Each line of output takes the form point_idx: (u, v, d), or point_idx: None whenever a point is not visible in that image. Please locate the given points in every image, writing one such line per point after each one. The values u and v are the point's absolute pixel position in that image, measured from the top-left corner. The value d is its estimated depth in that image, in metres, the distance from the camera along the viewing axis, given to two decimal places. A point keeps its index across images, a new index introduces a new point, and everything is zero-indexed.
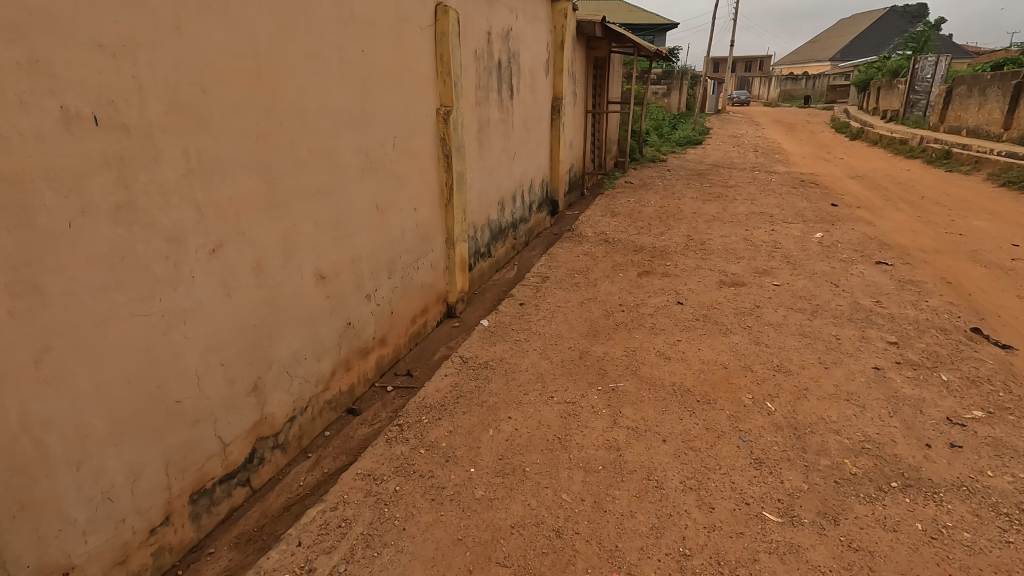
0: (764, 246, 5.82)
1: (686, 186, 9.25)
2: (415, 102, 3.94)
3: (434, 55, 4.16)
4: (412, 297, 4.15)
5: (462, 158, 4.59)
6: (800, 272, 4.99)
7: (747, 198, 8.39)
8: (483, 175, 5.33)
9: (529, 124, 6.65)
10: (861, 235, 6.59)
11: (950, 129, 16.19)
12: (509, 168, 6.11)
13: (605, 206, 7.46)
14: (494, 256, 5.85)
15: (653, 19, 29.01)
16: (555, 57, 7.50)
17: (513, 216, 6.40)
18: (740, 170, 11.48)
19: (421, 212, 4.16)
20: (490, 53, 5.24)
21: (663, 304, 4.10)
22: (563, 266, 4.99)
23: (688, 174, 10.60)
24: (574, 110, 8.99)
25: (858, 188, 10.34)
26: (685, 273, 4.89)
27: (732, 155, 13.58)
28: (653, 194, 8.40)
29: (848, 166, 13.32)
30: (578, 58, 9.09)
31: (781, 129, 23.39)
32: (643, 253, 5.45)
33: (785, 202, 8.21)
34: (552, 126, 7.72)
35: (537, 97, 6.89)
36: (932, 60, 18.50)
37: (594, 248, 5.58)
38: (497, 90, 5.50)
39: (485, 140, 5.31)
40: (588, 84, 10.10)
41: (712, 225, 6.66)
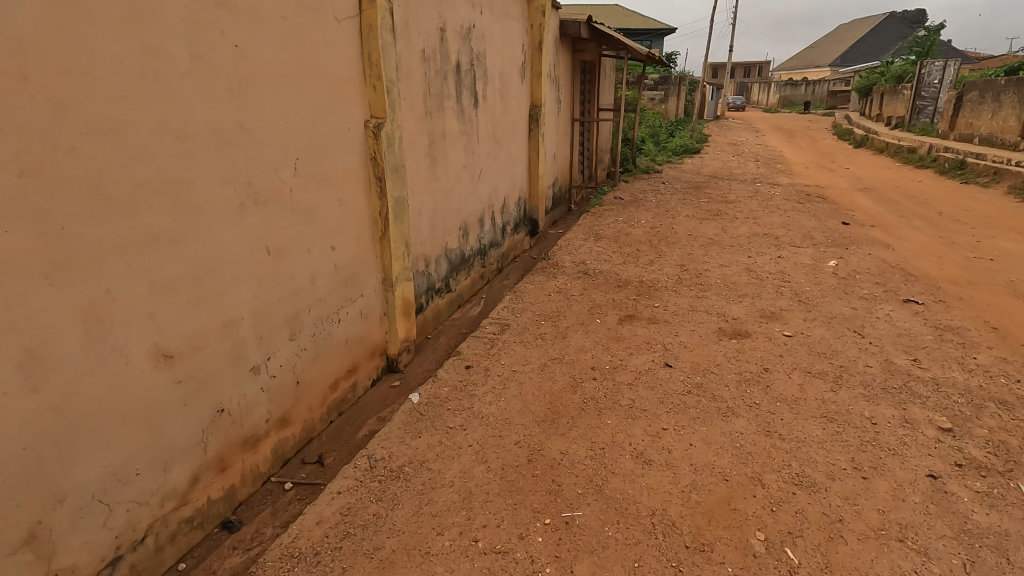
0: (769, 279, 4.99)
1: (681, 202, 8.42)
2: (330, 113, 3.11)
3: (359, 54, 3.33)
4: (332, 357, 3.31)
5: (402, 181, 3.76)
6: (814, 315, 4.15)
7: (749, 216, 7.55)
8: (437, 198, 4.49)
9: (499, 136, 5.82)
10: (881, 263, 5.74)
11: (960, 136, 15.40)
12: (474, 187, 5.29)
13: (589, 227, 6.62)
14: (454, 292, 5.01)
15: (649, 25, 28.35)
16: (532, 60, 6.68)
17: (480, 242, 5.57)
18: (740, 183, 10.64)
19: (342, 252, 3.31)
20: (443, 53, 4.42)
21: (646, 367, 3.25)
22: (530, 309, 4.14)
23: (684, 187, 9.78)
24: (557, 118, 8.18)
25: (870, 203, 9.50)
26: (676, 318, 4.05)
27: (731, 165, 12.75)
28: (645, 212, 7.56)
29: (855, 177, 12.49)
30: (562, 61, 8.26)
31: (782, 136, 22.61)
32: (627, 289, 4.60)
33: (791, 221, 7.37)
34: (530, 136, 6.90)
35: (509, 106, 6.07)
36: (940, 65, 17.71)
37: (571, 282, 4.73)
38: (455, 97, 4.68)
39: (438, 157, 4.48)
40: (574, 90, 9.30)
41: (709, 251, 5.82)
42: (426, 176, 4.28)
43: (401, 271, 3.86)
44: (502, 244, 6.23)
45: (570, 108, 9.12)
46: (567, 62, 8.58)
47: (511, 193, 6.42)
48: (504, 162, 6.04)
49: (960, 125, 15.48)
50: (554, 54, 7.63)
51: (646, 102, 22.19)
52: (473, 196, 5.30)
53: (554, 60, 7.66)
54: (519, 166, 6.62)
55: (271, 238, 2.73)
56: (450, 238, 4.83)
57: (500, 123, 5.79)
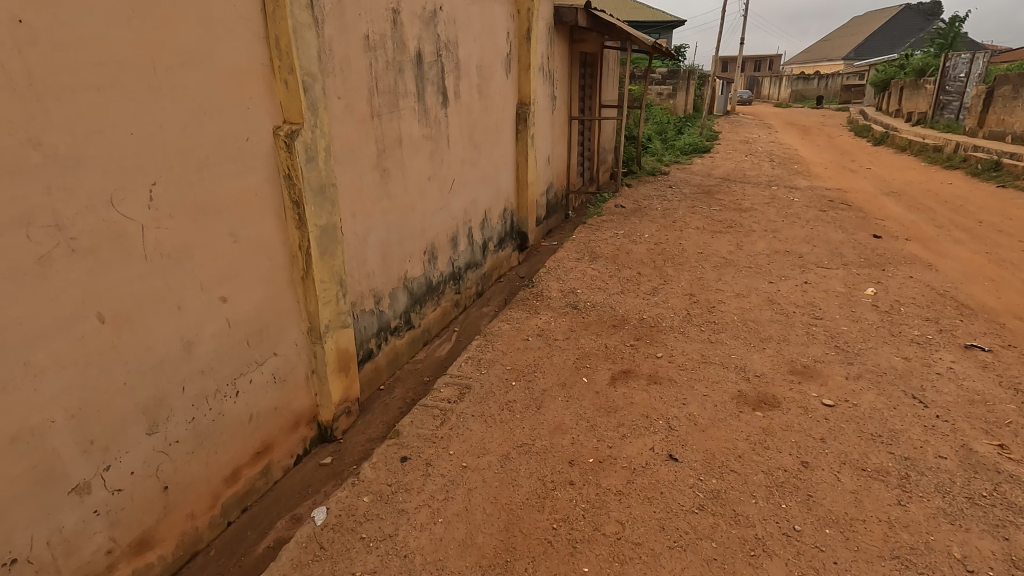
0: (796, 314, 4.13)
1: (690, 210, 7.53)
2: (213, 118, 2.29)
3: (262, 39, 2.51)
4: (226, 443, 2.50)
5: (333, 204, 2.94)
6: (858, 371, 3.30)
7: (767, 228, 6.69)
8: (389, 219, 3.67)
9: (477, 140, 4.98)
10: (927, 290, 4.87)
11: (991, 135, 14.37)
12: (443, 202, 4.46)
13: (583, 244, 5.77)
14: (417, 329, 4.20)
15: (657, 17, 27.36)
16: (519, 51, 5.83)
17: (453, 265, 4.74)
18: (755, 187, 9.73)
19: (239, 302, 2.50)
20: (397, 41, 3.59)
21: (643, 461, 2.43)
22: (500, 361, 3.32)
23: (693, 192, 8.90)
24: (551, 117, 7.32)
25: (900, 210, 8.58)
26: (684, 375, 3.21)
27: (744, 166, 11.82)
28: (648, 224, 6.70)
29: (879, 179, 11.53)
30: (557, 52, 7.39)
31: (796, 133, 21.59)
32: (624, 330, 3.77)
33: (816, 235, 6.49)
34: (518, 138, 6.06)
35: (490, 104, 5.22)
36: (968, 57, 16.63)
37: (555, 320, 3.90)
38: (415, 94, 3.86)
39: (392, 169, 3.66)
40: (572, 85, 8.43)
41: (723, 275, 4.97)
42: (372, 193, 3.46)
43: (334, 317, 3.05)
44: (482, 264, 5.41)
45: (568, 105, 8.25)
46: (563, 54, 7.71)
47: (493, 204, 5.59)
48: (483, 169, 5.21)
49: (991, 122, 14.44)
50: (547, 44, 6.76)
51: (653, 97, 21.21)
52: (443, 213, 4.48)
53: (546, 50, 6.78)
54: (503, 173, 5.78)
55: (107, 299, 1.92)
56: (411, 265, 4.01)
57: (477, 123, 4.95)
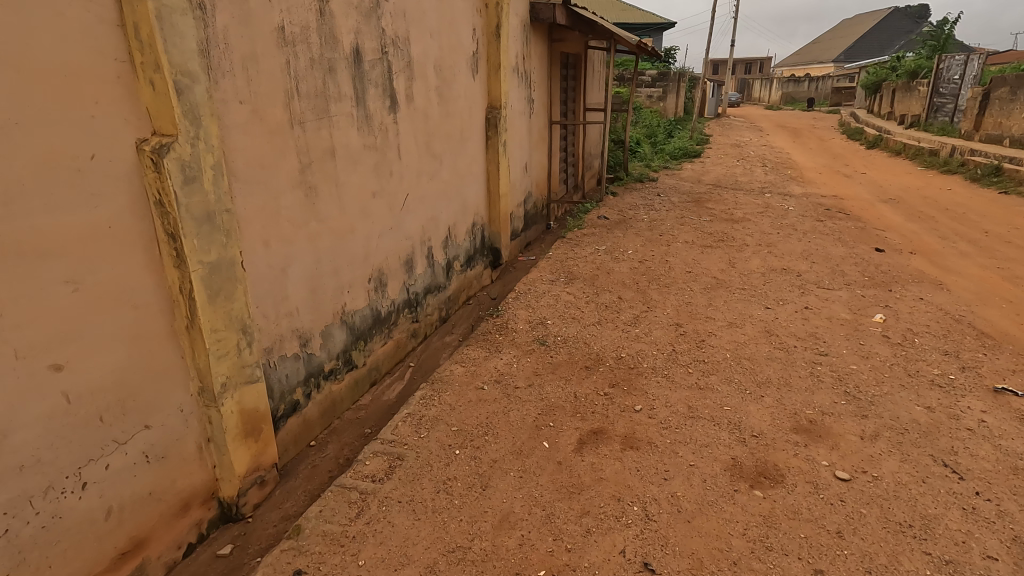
0: (797, 349, 3.59)
1: (679, 222, 7.00)
2: (32, 131, 1.71)
3: (116, 26, 1.93)
4: (68, 553, 1.91)
5: (229, 234, 2.36)
6: (874, 427, 2.76)
7: (761, 242, 6.17)
8: (318, 245, 3.10)
9: (436, 149, 4.42)
10: (941, 315, 4.35)
11: (987, 138, 14.00)
12: (394, 221, 3.90)
13: (560, 262, 5.22)
14: (360, 369, 3.63)
15: (647, 19, 27.00)
16: (488, 50, 5.28)
17: (408, 292, 4.18)
18: (747, 194, 9.23)
19: (83, 368, 1.92)
20: (326, 35, 3.03)
21: (609, 574, 1.88)
22: (446, 419, 2.75)
23: (682, 201, 8.38)
24: (528, 122, 6.78)
25: (900, 220, 8.10)
26: (667, 435, 2.66)
27: (736, 172, 11.33)
28: (632, 238, 6.16)
29: (875, 185, 11.07)
30: (534, 52, 6.85)
31: (788, 136, 21.20)
32: (598, 374, 3.21)
33: (814, 250, 5.98)
34: (488, 146, 5.50)
35: (452, 109, 4.67)
36: (962, 59, 16.27)
37: (518, 360, 3.34)
38: (352, 98, 3.29)
39: (321, 186, 3.09)
40: (552, 87, 7.89)
41: (713, 300, 4.43)
42: (294, 217, 2.89)
43: (236, 372, 2.47)
44: (445, 287, 4.85)
45: (547, 108, 7.71)
46: (541, 55, 7.17)
47: (459, 219, 5.03)
48: (445, 181, 4.65)
49: (987, 126, 14.06)
50: (521, 43, 6.21)
51: (642, 100, 20.73)
52: (393, 233, 3.91)
53: (521, 49, 6.24)
54: (471, 185, 5.22)
55: None
56: (350, 297, 3.44)
57: (436, 130, 4.39)
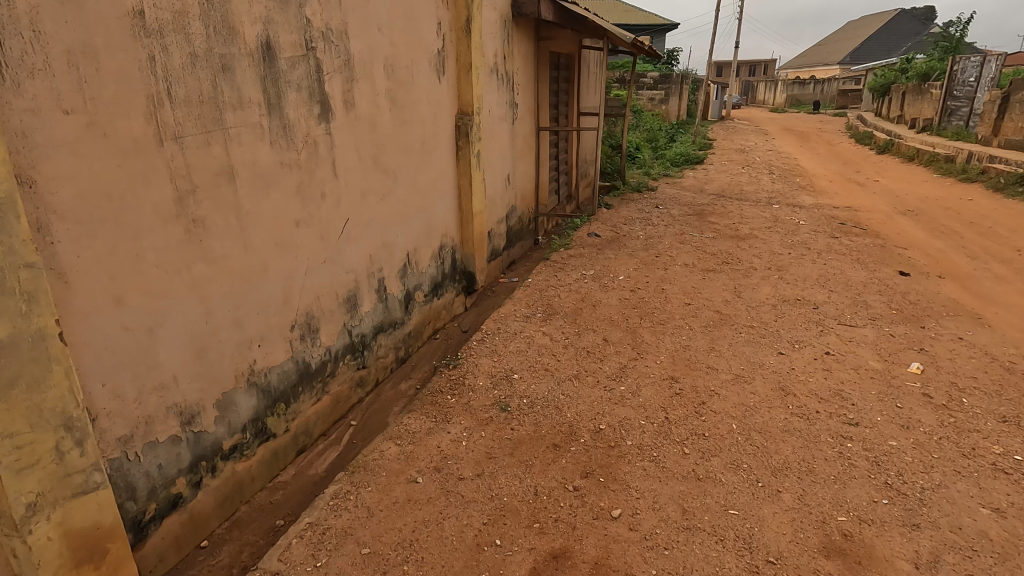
0: (820, 417, 2.90)
1: (679, 239, 6.31)
2: None
3: None
4: None
5: (33, 299, 1.68)
6: (930, 547, 2.07)
7: (770, 264, 5.48)
8: (209, 294, 2.42)
9: (387, 164, 3.75)
10: (989, 362, 3.65)
11: (1007, 144, 13.26)
12: (329, 253, 3.23)
13: (538, 292, 4.53)
14: (280, 438, 2.95)
15: (649, 21, 26.37)
16: (457, 48, 4.61)
17: (350, 335, 3.50)
18: (753, 206, 8.53)
19: None
20: (216, 25, 2.35)
21: None
22: (358, 534, 2.07)
23: (683, 214, 7.69)
24: (509, 128, 6.09)
25: (923, 236, 7.38)
26: (652, 563, 1.97)
27: (741, 180, 10.63)
28: (625, 260, 5.47)
29: (891, 195, 10.35)
30: (517, 51, 6.17)
31: (794, 140, 20.49)
32: (567, 457, 2.52)
33: (831, 274, 5.28)
34: (459, 157, 4.82)
35: (409, 116, 3.99)
36: (978, 60, 15.53)
37: (469, 436, 2.65)
38: (259, 105, 2.61)
39: (212, 219, 2.41)
40: (540, 89, 7.21)
41: (716, 344, 3.73)
42: (166, 262, 2.21)
43: (56, 485, 1.79)
44: (403, 323, 4.17)
45: (534, 113, 7.04)
46: (526, 55, 6.50)
47: (421, 242, 4.35)
48: (401, 200, 3.97)
49: (1008, 131, 13.32)
50: (499, 40, 5.54)
51: (644, 103, 20.07)
52: (328, 267, 3.23)
53: (499, 47, 5.55)
54: (436, 202, 4.54)
55: None
56: (262, 352, 2.76)
57: (387, 141, 3.72)
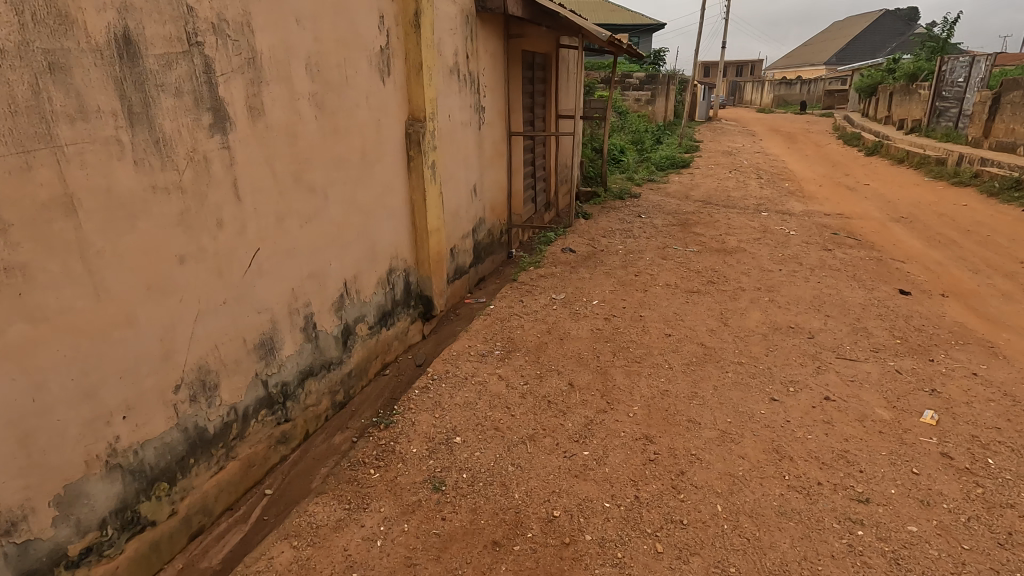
0: (823, 492, 2.39)
1: (661, 254, 5.81)
2: None
3: None
4: None
5: None
6: None
7: (760, 283, 4.98)
8: (37, 362, 1.86)
9: (313, 182, 3.19)
10: (1012, 406, 3.17)
11: (999, 146, 12.94)
12: (231, 291, 2.67)
13: (500, 322, 3.99)
14: (163, 525, 2.39)
15: (635, 21, 25.98)
16: (405, 45, 4.06)
17: (265, 387, 2.94)
18: (741, 214, 8.06)
19: None
20: (38, 12, 1.79)
21: None
22: None
23: (666, 224, 7.20)
24: (474, 134, 5.55)
25: (920, 246, 6.94)
26: None
27: (728, 185, 10.17)
28: (601, 281, 4.94)
29: (883, 200, 9.95)
30: (482, 49, 5.63)
31: (782, 141, 20.14)
32: (509, 561, 1.99)
33: (826, 295, 4.80)
34: (411, 169, 4.27)
35: (343, 125, 3.44)
36: (967, 60, 15.25)
37: (387, 532, 2.11)
38: (116, 115, 2.06)
39: (38, 265, 1.84)
40: (511, 91, 6.68)
41: (699, 389, 3.22)
42: None
43: None
44: (341, 363, 3.62)
45: (505, 117, 6.50)
46: (494, 54, 5.96)
47: (363, 267, 3.79)
48: (333, 221, 3.42)
49: (999, 132, 13.01)
50: (459, 37, 5.00)
51: (631, 104, 19.61)
52: (230, 309, 2.67)
53: (459, 45, 5.01)
54: (382, 220, 4.00)
55: None
56: (129, 424, 2.20)
57: (312, 154, 3.17)
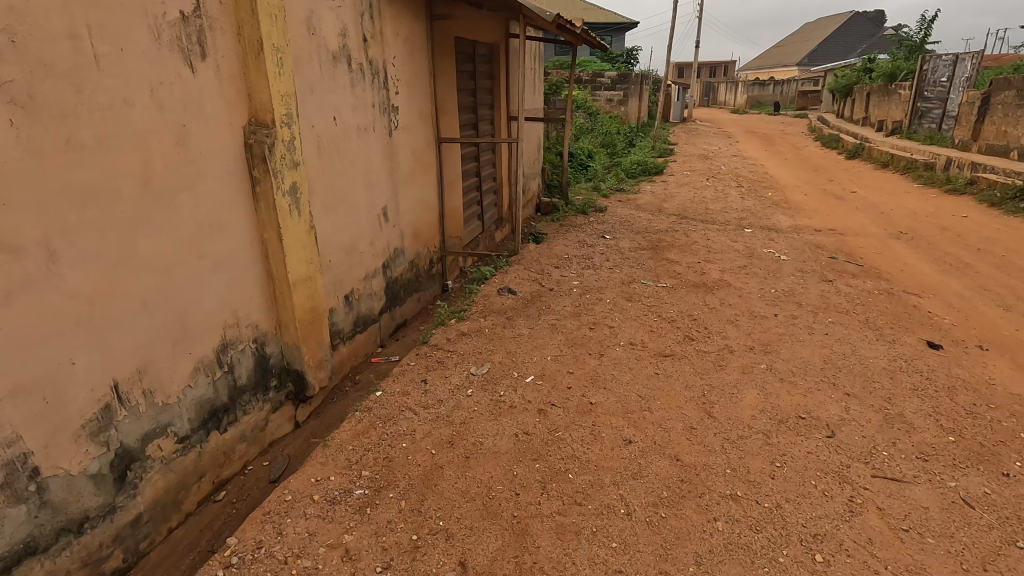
0: None
1: (626, 294, 4.59)
2: None
3: None
4: None
5: None
6: None
7: (753, 340, 3.78)
8: None
9: (12, 235, 1.86)
10: None
11: (990, 149, 12.14)
12: None
13: (380, 425, 2.69)
14: None
15: (606, 19, 25.09)
16: (236, 14, 2.73)
17: None
18: (721, 233, 6.91)
19: None
20: None
21: None
22: None
23: (635, 249, 5.99)
24: (378, 141, 4.24)
25: (931, 272, 5.88)
26: None
27: (706, 196, 9.07)
28: (542, 342, 3.68)
29: (875, 211, 8.96)
30: (391, 32, 4.33)
31: (758, 142, 19.29)
32: None
33: (840, 357, 3.62)
34: (255, 196, 2.94)
35: (92, 136, 2.10)
36: (950, 59, 14.49)
37: None
38: None
39: None
40: (440, 86, 5.38)
41: (671, 567, 1.98)
42: None
43: None
44: (112, 513, 2.28)
45: (431, 119, 5.21)
46: (410, 38, 4.66)
47: (158, 352, 2.46)
48: (76, 293, 2.08)
49: (989, 135, 12.21)
50: (345, 11, 3.69)
51: (602, 105, 18.42)
52: None
53: (345, 22, 3.70)
54: (201, 276, 2.67)
55: None
56: None
57: (3, 188, 1.82)
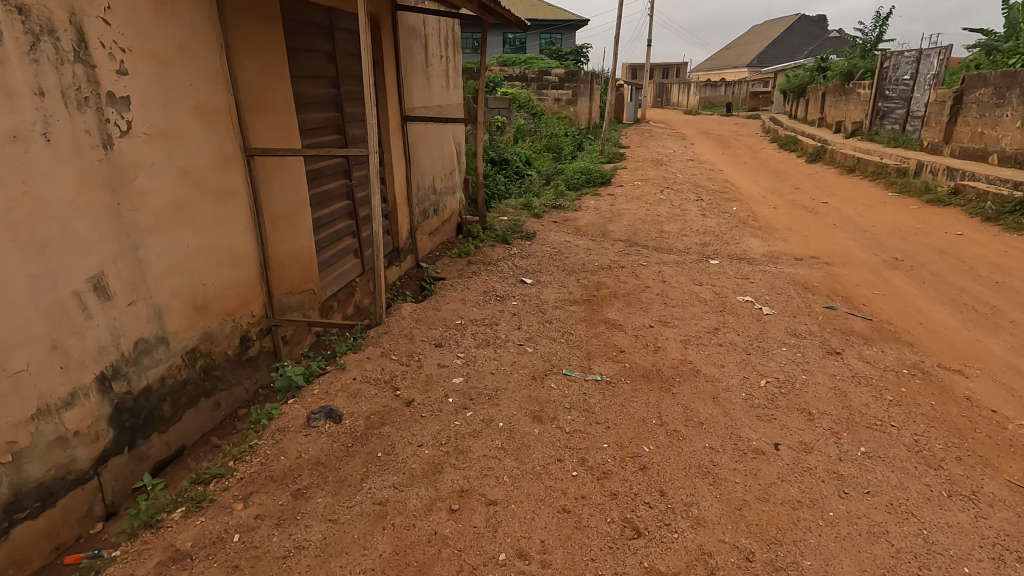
0: None
1: (534, 408, 2.79)
2: None
3: None
4: None
5: None
6: None
7: (746, 531, 2.03)
8: None
9: None
10: None
11: (964, 151, 11.03)
12: None
13: None
14: None
15: (553, 15, 23.53)
16: None
17: None
18: (679, 269, 5.23)
19: None
20: None
21: None
22: None
23: (563, 304, 4.22)
24: (58, 157, 2.28)
25: (958, 327, 4.33)
26: None
27: (660, 213, 7.44)
28: (339, 570, 1.81)
29: (857, 228, 7.53)
30: None
31: (714, 145, 18.05)
32: None
33: (912, 569, 1.90)
34: None
35: None
36: (913, 55, 13.43)
37: None
38: None
39: None
40: (251, 65, 3.44)
41: None
42: None
43: None
44: None
45: (230, 121, 3.29)
46: None
47: None
48: None
49: (962, 137, 11.13)
50: None
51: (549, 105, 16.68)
52: None
53: None
54: None
55: None
56: None
57: None
